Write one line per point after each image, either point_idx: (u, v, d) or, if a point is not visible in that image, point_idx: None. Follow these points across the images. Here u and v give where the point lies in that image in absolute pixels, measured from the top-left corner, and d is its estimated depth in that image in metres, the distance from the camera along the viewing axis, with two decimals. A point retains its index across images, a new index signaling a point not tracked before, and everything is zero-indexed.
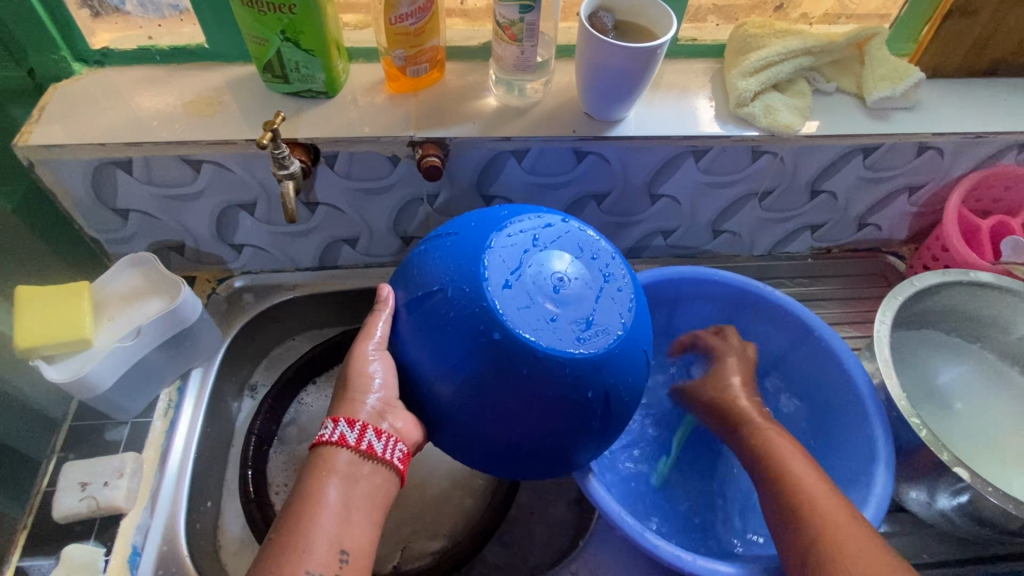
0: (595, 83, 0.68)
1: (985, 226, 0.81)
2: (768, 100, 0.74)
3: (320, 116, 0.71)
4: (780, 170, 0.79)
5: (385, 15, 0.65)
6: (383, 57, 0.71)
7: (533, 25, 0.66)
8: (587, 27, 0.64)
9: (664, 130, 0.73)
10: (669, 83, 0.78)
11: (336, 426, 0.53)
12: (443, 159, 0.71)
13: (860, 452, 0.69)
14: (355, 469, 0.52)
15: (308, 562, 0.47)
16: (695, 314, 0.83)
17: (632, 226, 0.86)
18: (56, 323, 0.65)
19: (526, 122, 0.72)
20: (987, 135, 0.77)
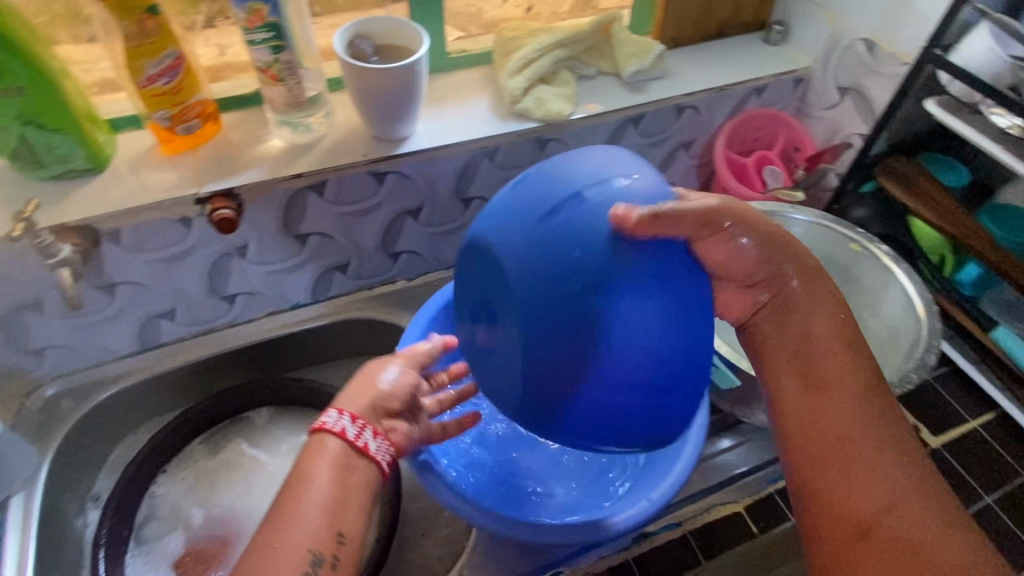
0: (381, 101, 0.74)
1: (751, 162, 1.03)
2: (530, 96, 0.86)
3: (89, 196, 0.71)
4: (556, 155, 0.91)
5: (135, 78, 0.69)
6: (148, 122, 0.73)
7: (290, 63, 0.73)
8: (343, 57, 0.72)
9: (456, 138, 0.83)
10: (445, 99, 0.89)
11: (339, 418, 0.60)
12: (236, 209, 0.74)
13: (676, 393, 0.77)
14: (350, 461, 0.58)
15: (306, 537, 0.53)
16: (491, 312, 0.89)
17: (446, 235, 0.95)
18: None
19: (314, 157, 0.78)
20: (728, 87, 0.96)
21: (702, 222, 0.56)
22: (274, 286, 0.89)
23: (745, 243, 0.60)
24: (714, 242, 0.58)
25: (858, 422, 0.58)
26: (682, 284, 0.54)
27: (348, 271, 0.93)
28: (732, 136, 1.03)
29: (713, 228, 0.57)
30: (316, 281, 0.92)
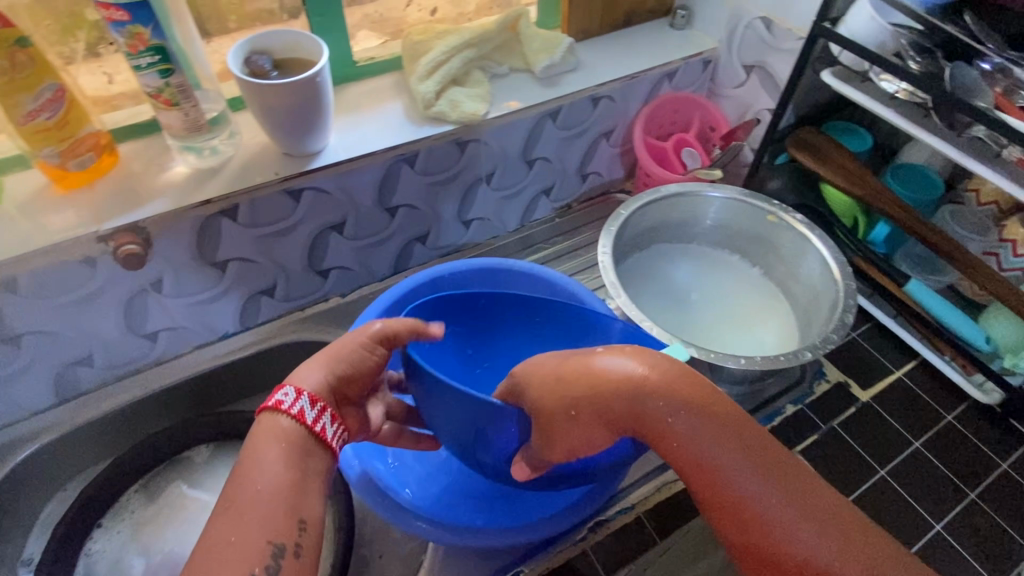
0: (440, 81, 0.79)
1: None
2: (580, 60, 0.91)
3: (141, 199, 0.69)
4: (615, 109, 0.93)
5: (10, 116, 0.61)
6: (36, 161, 0.66)
7: (182, 85, 0.66)
8: (241, 77, 0.65)
9: (524, 101, 0.84)
10: (507, 56, 0.87)
11: (298, 398, 0.50)
12: (145, 243, 0.69)
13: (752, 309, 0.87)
14: (307, 446, 0.49)
15: (267, 531, 0.44)
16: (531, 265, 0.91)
17: (519, 195, 0.96)
18: None
19: (397, 128, 0.78)
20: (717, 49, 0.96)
21: (704, 472, 0.46)
22: (359, 261, 0.88)
23: (683, 427, 0.46)
24: (714, 481, 0.46)
25: (813, 514, 0.45)
26: (734, 487, 0.45)
27: (428, 241, 0.92)
28: (648, 121, 0.97)
29: (695, 453, 0.46)
30: (399, 253, 0.91)
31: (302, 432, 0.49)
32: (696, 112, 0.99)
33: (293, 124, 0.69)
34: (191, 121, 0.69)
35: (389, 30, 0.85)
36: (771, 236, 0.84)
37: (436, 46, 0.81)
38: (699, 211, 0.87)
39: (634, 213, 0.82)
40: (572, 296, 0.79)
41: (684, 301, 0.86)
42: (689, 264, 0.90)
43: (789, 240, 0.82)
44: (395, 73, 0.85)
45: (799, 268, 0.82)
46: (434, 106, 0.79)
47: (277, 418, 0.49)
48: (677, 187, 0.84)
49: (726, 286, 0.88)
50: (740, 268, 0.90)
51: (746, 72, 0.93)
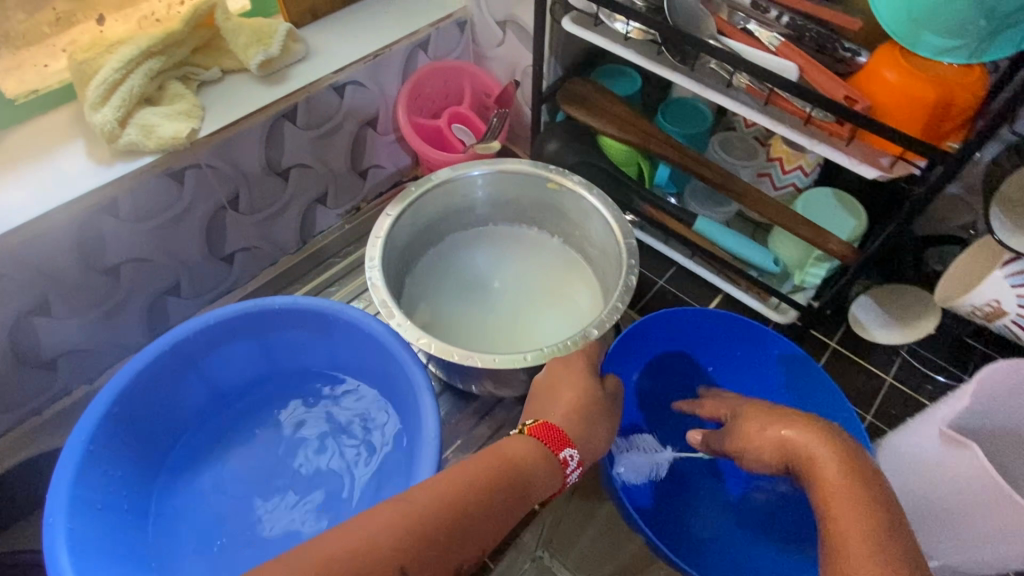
0: (120, 105, 0.64)
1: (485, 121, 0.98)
2: (309, 46, 0.78)
3: None
4: (369, 95, 0.83)
5: None
6: None
7: None
8: None
9: (244, 109, 0.70)
10: (214, 57, 0.73)
11: (573, 461, 0.51)
12: None
13: (549, 288, 0.82)
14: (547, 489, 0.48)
15: (473, 537, 0.43)
16: (232, 356, 0.69)
17: (285, 212, 0.83)
18: None
19: (75, 177, 0.63)
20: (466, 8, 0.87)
21: (867, 537, 0.39)
22: (95, 338, 0.72)
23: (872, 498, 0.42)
24: (870, 553, 0.38)
25: None
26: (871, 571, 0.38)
27: (184, 291, 0.78)
28: (413, 100, 0.87)
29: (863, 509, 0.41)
30: (149, 315, 0.76)
31: (558, 479, 0.49)
32: (464, 80, 0.90)
33: None
34: None
35: (59, 42, 0.69)
36: (556, 204, 0.80)
37: (107, 62, 0.64)
38: (479, 192, 0.80)
39: (403, 214, 0.74)
40: (349, 325, 0.66)
41: (479, 293, 0.81)
42: (483, 251, 0.84)
43: (573, 205, 0.78)
44: (75, 104, 0.69)
45: (589, 231, 0.78)
46: (122, 137, 0.64)
47: (549, 457, 0.49)
48: (447, 172, 0.76)
49: (524, 266, 0.84)
50: (534, 241, 0.85)
51: (501, 28, 0.86)
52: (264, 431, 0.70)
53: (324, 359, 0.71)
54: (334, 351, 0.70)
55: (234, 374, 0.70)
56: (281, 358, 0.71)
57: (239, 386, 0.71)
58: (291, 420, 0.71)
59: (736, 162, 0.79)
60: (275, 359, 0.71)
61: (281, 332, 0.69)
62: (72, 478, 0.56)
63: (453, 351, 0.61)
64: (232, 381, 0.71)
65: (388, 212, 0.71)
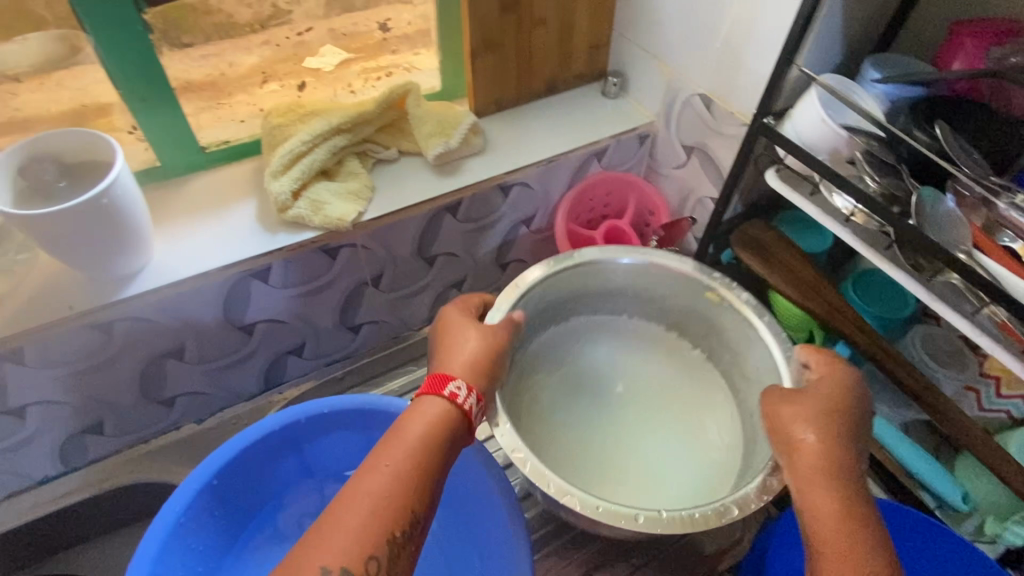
0: (299, 177, 0.64)
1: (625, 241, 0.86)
2: (487, 139, 0.76)
3: None
4: (533, 195, 0.79)
5: None
6: None
7: None
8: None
9: (411, 198, 0.69)
10: (395, 137, 0.72)
11: (469, 392, 0.48)
12: None
13: (673, 406, 0.72)
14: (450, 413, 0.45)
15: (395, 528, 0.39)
16: (336, 446, 0.66)
17: (421, 292, 0.80)
18: None
19: (240, 239, 0.63)
20: (652, 124, 0.82)
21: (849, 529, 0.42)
22: (216, 383, 0.73)
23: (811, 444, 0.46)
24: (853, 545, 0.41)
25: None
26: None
27: (306, 352, 0.77)
28: (574, 207, 0.83)
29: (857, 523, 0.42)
30: (267, 371, 0.76)
31: (455, 412, 0.46)
32: (631, 193, 0.84)
33: (85, 254, 0.55)
34: None
35: (259, 38, 0.69)
36: (709, 322, 0.70)
37: (297, 133, 0.65)
38: (626, 283, 0.72)
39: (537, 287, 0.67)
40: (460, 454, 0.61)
41: (600, 396, 0.72)
42: (611, 344, 0.76)
43: (732, 329, 0.68)
44: (257, 160, 0.71)
45: (744, 357, 0.67)
46: (291, 209, 0.63)
47: (456, 418, 0.46)
48: (593, 254, 0.69)
49: (651, 375, 0.74)
50: (673, 351, 0.75)
51: (687, 152, 0.79)
52: None
53: None
54: None
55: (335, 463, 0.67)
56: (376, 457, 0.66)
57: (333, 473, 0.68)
58: None
59: (937, 367, 0.66)
60: None
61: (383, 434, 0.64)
62: (155, 553, 0.54)
63: (549, 479, 0.54)
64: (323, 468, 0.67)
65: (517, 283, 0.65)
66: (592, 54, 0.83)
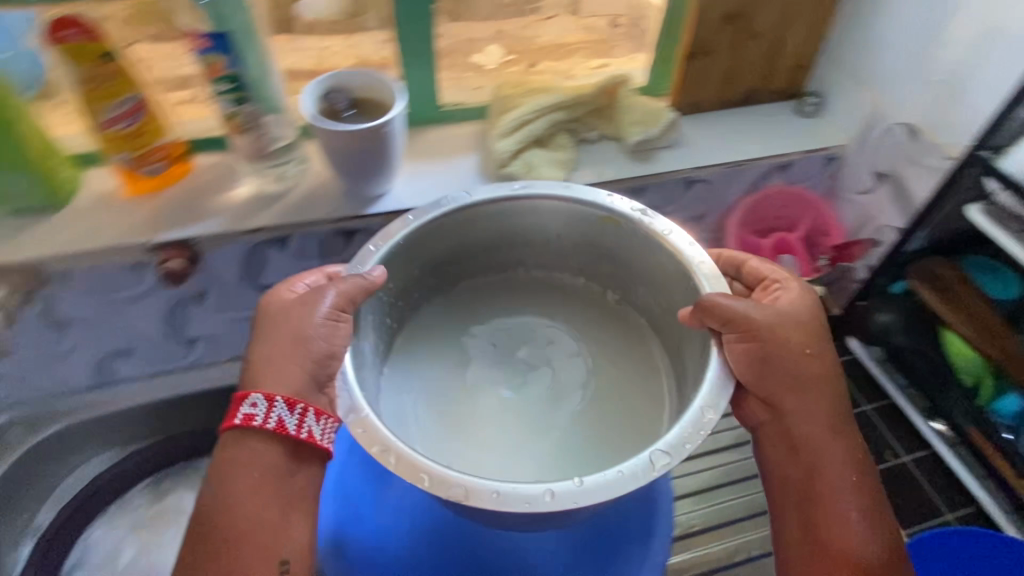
0: (520, 140, 0.73)
1: (766, 246, 0.85)
2: (681, 136, 0.82)
3: (193, 213, 0.67)
4: (710, 195, 0.84)
5: (92, 120, 0.61)
6: (111, 163, 0.66)
7: (254, 115, 0.63)
8: (311, 114, 0.63)
9: (607, 176, 0.76)
10: (601, 119, 0.79)
11: (273, 408, 0.48)
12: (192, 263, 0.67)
13: (516, 373, 0.65)
14: (245, 440, 0.49)
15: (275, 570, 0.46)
16: None
17: None
18: None
19: (462, 184, 0.74)
20: (843, 147, 0.84)
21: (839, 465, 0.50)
22: None
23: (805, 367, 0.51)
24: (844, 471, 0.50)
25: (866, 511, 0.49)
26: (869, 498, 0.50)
27: None
28: (748, 214, 0.86)
29: (837, 433, 0.52)
30: None
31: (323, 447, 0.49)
32: (806, 211, 0.86)
33: (356, 164, 0.66)
34: (259, 147, 0.66)
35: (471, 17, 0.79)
36: (658, 275, 0.62)
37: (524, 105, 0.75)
38: (491, 223, 0.64)
39: (432, 224, 0.60)
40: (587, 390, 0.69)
41: (492, 345, 0.67)
42: (425, 344, 0.67)
43: (648, 257, 0.61)
44: (477, 121, 0.81)
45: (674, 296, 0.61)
46: (507, 166, 0.73)
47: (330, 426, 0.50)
48: (524, 187, 0.61)
49: (528, 347, 0.67)
50: (602, 316, 0.70)
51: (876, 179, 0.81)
52: None
53: None
54: None
55: None
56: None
57: None
58: None
59: None
60: None
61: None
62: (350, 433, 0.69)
63: (424, 471, 0.44)
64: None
65: (410, 217, 0.58)
66: (795, 73, 0.86)
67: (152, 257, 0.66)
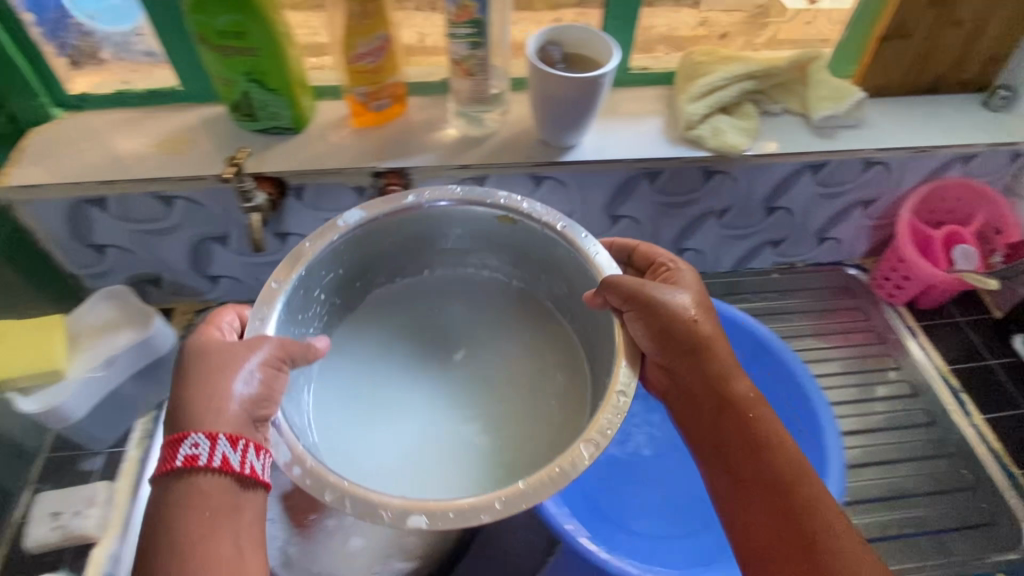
0: (711, 105, 0.76)
1: (937, 236, 0.86)
2: (864, 117, 0.82)
3: (409, 147, 0.75)
4: (885, 179, 0.84)
5: (345, 54, 0.68)
6: (346, 95, 0.74)
7: (483, 60, 0.68)
8: (535, 60, 0.68)
9: (790, 148, 0.78)
10: (785, 94, 0.81)
11: (216, 445, 0.47)
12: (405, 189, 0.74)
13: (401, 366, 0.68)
14: (169, 485, 0.46)
15: None
16: None
17: (744, 238, 0.90)
18: (28, 354, 0.64)
19: (650, 143, 0.77)
20: None
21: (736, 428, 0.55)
22: None
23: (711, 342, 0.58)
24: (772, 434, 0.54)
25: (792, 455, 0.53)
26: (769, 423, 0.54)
27: None
28: (920, 203, 0.86)
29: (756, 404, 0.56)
30: None
31: (178, 489, 0.46)
32: (984, 207, 0.85)
33: (565, 113, 0.70)
34: (477, 92, 0.72)
35: None
36: (569, 279, 0.68)
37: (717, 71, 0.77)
38: (447, 222, 0.69)
39: (338, 242, 0.64)
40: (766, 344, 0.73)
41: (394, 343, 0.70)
42: (369, 337, 0.71)
43: (572, 266, 0.66)
44: (660, 88, 0.84)
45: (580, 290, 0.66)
46: (696, 129, 0.76)
47: (195, 479, 0.46)
48: (418, 196, 0.66)
49: (470, 353, 0.70)
50: (502, 327, 0.73)
51: None
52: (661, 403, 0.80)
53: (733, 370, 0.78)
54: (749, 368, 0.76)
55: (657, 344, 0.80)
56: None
57: None
58: None
59: None
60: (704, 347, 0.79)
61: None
62: None
63: (383, 508, 0.49)
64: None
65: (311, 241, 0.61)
66: (987, 65, 0.84)
67: (372, 181, 0.74)
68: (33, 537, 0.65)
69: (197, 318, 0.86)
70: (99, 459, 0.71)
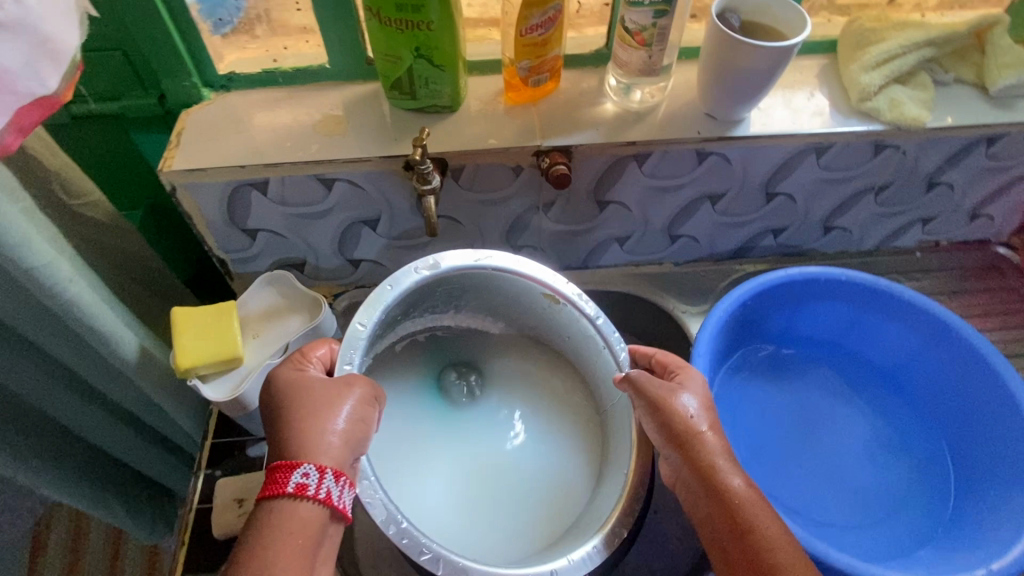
0: (887, 75, 0.72)
1: None
2: None
3: (570, 124, 0.72)
4: None
5: (517, 26, 0.65)
6: (506, 69, 0.71)
7: (664, 29, 0.65)
8: (721, 26, 0.64)
9: (968, 119, 0.73)
10: (957, 62, 0.77)
11: (321, 479, 0.49)
12: (568, 166, 0.71)
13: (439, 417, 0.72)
14: (280, 513, 0.48)
15: None
16: (818, 316, 0.84)
17: (896, 216, 0.86)
18: (211, 342, 0.63)
19: (819, 116, 0.73)
20: None
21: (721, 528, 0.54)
22: (711, 236, 0.85)
23: (708, 436, 0.58)
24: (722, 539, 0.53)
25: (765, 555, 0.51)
26: (762, 515, 0.53)
27: (780, 236, 0.87)
28: None
29: (716, 499, 0.55)
30: (748, 240, 0.86)
31: (284, 513, 0.48)
32: None
33: (743, 86, 0.67)
34: (648, 64, 0.68)
35: None
36: (580, 350, 0.72)
37: (895, 37, 0.72)
38: (501, 285, 0.70)
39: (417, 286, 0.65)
40: (939, 326, 0.76)
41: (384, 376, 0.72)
42: (398, 391, 0.72)
43: (594, 350, 0.69)
44: (817, 57, 0.80)
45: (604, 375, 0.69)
46: (871, 100, 0.72)
47: (298, 505, 0.49)
48: (494, 258, 0.66)
49: (499, 396, 0.75)
50: (522, 373, 0.77)
51: None
52: (816, 386, 0.84)
53: (894, 355, 0.83)
54: (912, 354, 0.81)
55: (819, 327, 0.85)
56: (862, 337, 0.84)
57: (811, 336, 0.86)
58: (845, 391, 0.84)
59: None
60: (866, 329, 0.83)
61: (885, 318, 0.81)
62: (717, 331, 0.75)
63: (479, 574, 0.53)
64: (809, 335, 0.86)
65: (394, 282, 0.62)
66: None
67: (535, 158, 0.71)
68: (218, 521, 0.64)
69: (334, 301, 0.84)
70: (264, 444, 0.71)
